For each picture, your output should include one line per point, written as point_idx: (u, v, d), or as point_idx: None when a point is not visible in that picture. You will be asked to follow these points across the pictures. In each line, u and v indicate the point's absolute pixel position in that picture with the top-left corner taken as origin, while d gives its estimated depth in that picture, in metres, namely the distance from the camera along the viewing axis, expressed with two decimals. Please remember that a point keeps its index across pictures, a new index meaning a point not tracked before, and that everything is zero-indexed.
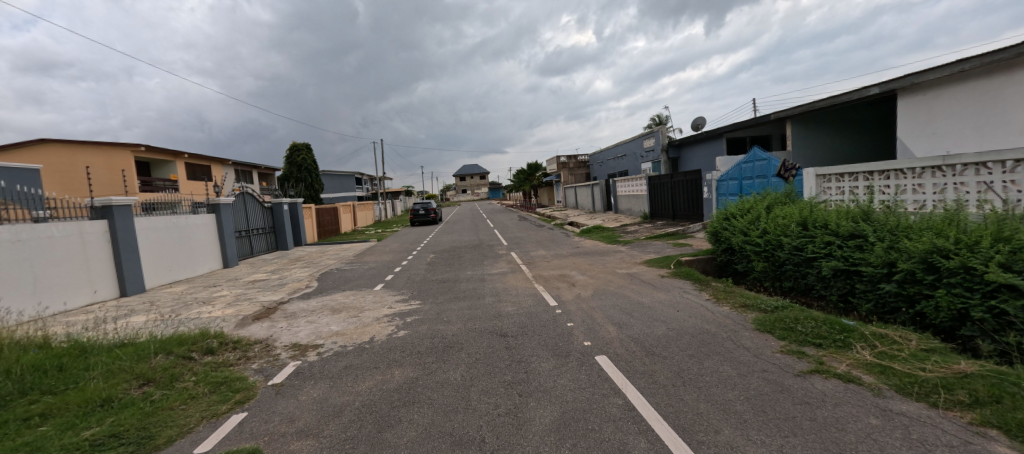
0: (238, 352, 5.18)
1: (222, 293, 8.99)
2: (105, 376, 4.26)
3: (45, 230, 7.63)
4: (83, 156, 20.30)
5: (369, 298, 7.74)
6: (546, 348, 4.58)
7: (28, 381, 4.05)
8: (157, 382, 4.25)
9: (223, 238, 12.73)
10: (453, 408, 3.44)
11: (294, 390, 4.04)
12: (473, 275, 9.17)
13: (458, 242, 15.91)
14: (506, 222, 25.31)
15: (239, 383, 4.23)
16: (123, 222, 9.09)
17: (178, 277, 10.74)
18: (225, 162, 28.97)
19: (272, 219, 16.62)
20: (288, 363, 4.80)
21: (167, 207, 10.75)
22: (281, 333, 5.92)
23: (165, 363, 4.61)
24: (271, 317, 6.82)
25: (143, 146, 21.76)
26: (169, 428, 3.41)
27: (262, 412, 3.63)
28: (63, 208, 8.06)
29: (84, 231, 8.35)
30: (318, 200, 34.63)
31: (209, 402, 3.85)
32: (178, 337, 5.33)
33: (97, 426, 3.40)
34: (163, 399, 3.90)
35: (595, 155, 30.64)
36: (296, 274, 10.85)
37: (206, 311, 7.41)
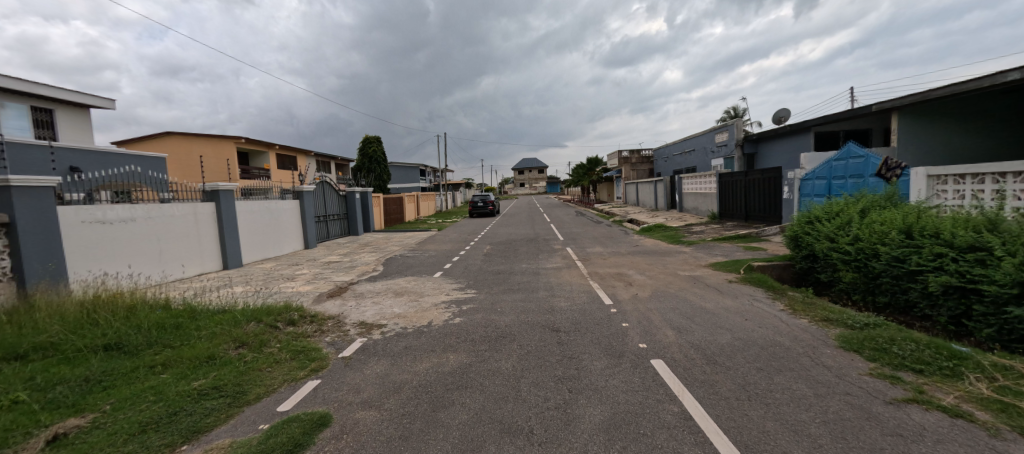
0: (315, 325, 5.59)
1: (302, 271, 9.76)
2: (209, 337, 4.78)
3: (168, 210, 8.69)
4: (195, 146, 22.85)
5: (429, 284, 8.01)
6: (599, 346, 4.48)
7: (152, 335, 4.72)
8: (249, 345, 4.69)
9: (305, 222, 13.76)
10: (505, 395, 3.49)
11: (361, 364, 4.29)
12: (527, 269, 9.20)
13: (515, 235, 15.97)
14: (564, 216, 25.14)
15: (315, 353, 4.56)
16: (228, 204, 10.10)
17: (268, 256, 11.80)
18: (309, 154, 31.09)
19: (346, 206, 17.73)
20: (356, 338, 5.11)
21: (261, 193, 11.77)
22: (350, 310, 6.33)
23: (256, 330, 5.06)
24: (342, 296, 7.30)
25: (244, 138, 23.91)
26: (258, 387, 3.76)
27: (333, 381, 3.90)
28: (183, 191, 9.17)
29: (198, 211, 9.39)
30: (385, 190, 36.35)
31: (289, 368, 4.20)
32: (267, 308, 5.85)
33: (203, 378, 3.87)
34: (254, 361, 4.30)
35: (660, 150, 29.50)
36: (364, 258, 11.52)
37: (288, 286, 8.10)
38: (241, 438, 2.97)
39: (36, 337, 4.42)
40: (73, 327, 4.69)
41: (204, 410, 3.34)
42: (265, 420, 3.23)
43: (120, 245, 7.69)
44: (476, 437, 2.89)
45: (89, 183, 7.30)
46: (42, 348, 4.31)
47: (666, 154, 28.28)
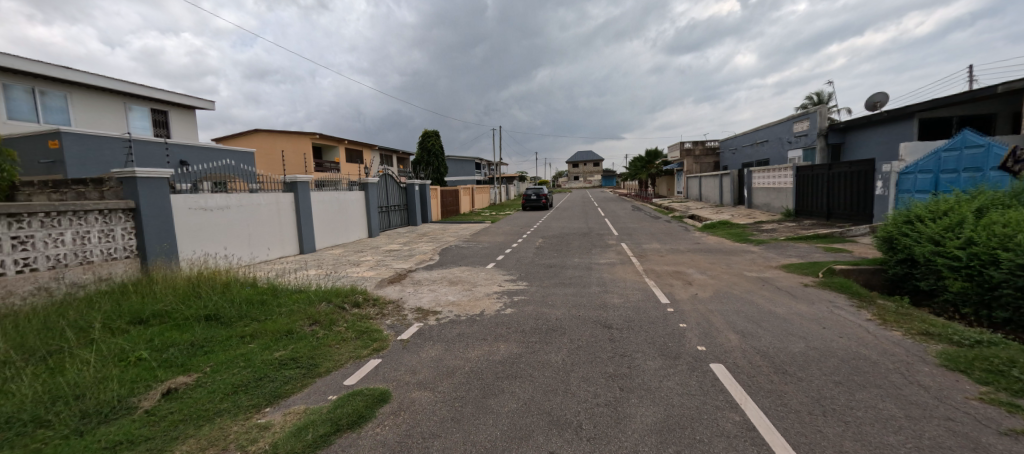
0: (377, 308, 5.90)
1: (365, 257, 10.30)
2: (288, 313, 5.24)
3: (257, 198, 9.57)
4: (277, 143, 24.89)
5: (482, 275, 8.14)
6: (653, 346, 4.33)
7: (244, 309, 5.25)
8: (320, 323, 5.06)
9: (369, 212, 14.45)
10: (554, 387, 3.49)
11: (417, 347, 4.47)
12: (580, 263, 9.08)
13: (568, 229, 15.82)
14: (620, 211, 24.55)
15: (377, 334, 4.84)
16: (304, 194, 10.91)
17: (337, 242, 12.58)
18: (373, 147, 32.56)
19: (406, 198, 18.42)
20: (414, 323, 5.32)
21: (332, 184, 12.54)
22: (409, 296, 6.60)
23: (327, 309, 5.45)
24: (401, 282, 7.62)
25: (318, 133, 25.60)
26: (328, 361, 4.12)
27: (392, 362, 4.11)
28: (268, 182, 10.06)
29: (280, 200, 10.25)
30: (442, 183, 37.33)
31: (354, 346, 4.50)
32: (335, 289, 6.25)
33: (282, 349, 4.32)
34: (324, 337, 4.68)
35: (727, 141, 28.02)
36: (422, 248, 11.93)
37: (354, 271, 8.59)
38: (314, 406, 3.32)
39: (155, 305, 5.16)
40: (182, 298, 5.39)
41: (284, 378, 3.76)
42: (333, 392, 3.55)
43: (218, 230, 8.54)
44: (525, 426, 2.94)
45: (196, 175, 8.37)
46: (159, 315, 5.02)
47: (735, 145, 26.61)
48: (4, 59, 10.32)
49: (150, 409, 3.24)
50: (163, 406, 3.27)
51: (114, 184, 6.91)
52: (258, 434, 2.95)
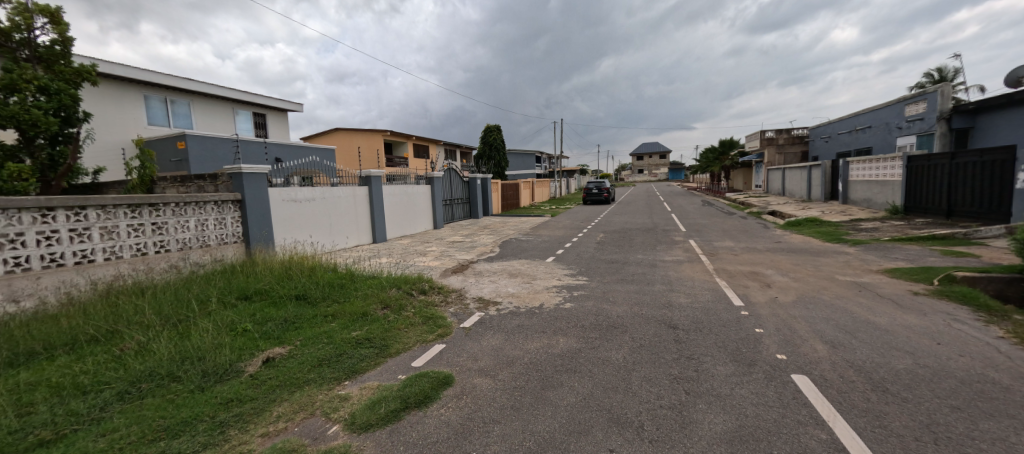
0: (441, 296, 6.12)
1: (431, 248, 10.69)
2: (364, 297, 5.64)
3: (337, 191, 10.32)
4: (354, 140, 26.62)
5: (541, 268, 8.12)
6: (724, 350, 4.07)
7: (327, 291, 5.73)
8: (391, 307, 5.38)
9: (434, 205, 14.94)
10: (613, 383, 3.43)
11: (479, 335, 4.60)
12: (643, 260, 8.76)
13: (630, 224, 15.31)
14: (688, 206, 23.37)
15: (441, 320, 5.05)
16: (378, 188, 11.56)
17: (405, 233, 13.18)
18: (438, 142, 33.60)
19: (468, 191, 18.84)
20: (475, 312, 5.44)
21: (401, 178, 13.13)
22: (470, 286, 6.76)
23: (397, 295, 5.76)
24: (464, 272, 7.82)
25: (390, 131, 26.95)
26: (397, 343, 4.42)
27: (455, 349, 4.26)
28: (346, 177, 10.77)
29: (357, 193, 10.95)
30: (503, 176, 37.74)
31: (421, 330, 4.76)
32: (404, 277, 6.55)
33: (358, 330, 4.71)
34: (394, 320, 5.00)
35: (817, 128, 25.78)
36: (483, 240, 12.15)
37: (421, 260, 8.93)
38: (385, 384, 3.60)
39: (256, 283, 5.78)
40: (278, 277, 5.97)
41: (360, 356, 4.11)
42: (402, 372, 3.81)
43: (304, 221, 9.29)
44: (583, 421, 2.91)
45: (288, 170, 9.12)
46: (260, 292, 5.62)
47: (828, 133, 24.27)
48: (143, 74, 12.23)
49: (254, 374, 3.72)
50: (263, 372, 3.74)
51: (224, 179, 7.71)
52: (338, 405, 3.28)
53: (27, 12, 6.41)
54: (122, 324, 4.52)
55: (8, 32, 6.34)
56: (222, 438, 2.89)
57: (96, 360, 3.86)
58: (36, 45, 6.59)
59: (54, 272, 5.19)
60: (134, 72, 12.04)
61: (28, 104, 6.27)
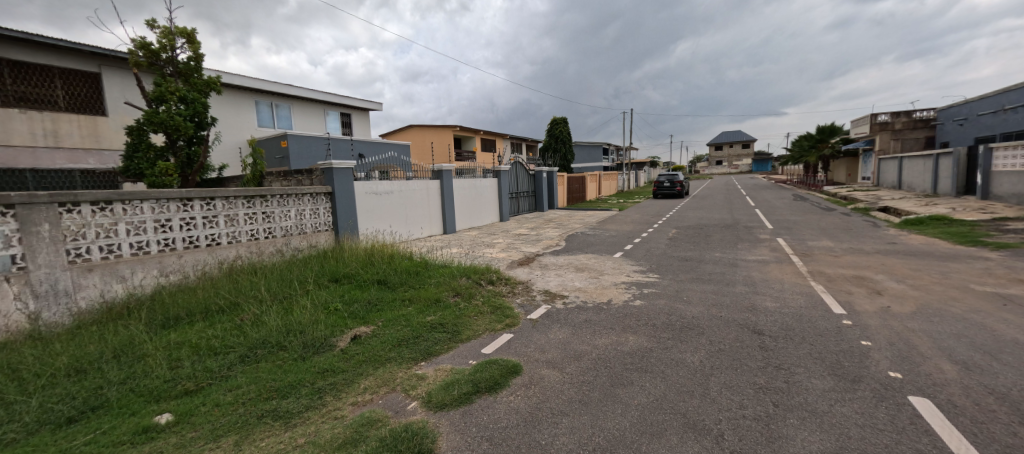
0: (508, 287, 6.19)
1: (497, 239, 10.85)
2: (436, 284, 5.91)
3: (413, 185, 10.82)
4: (427, 136, 27.84)
5: (609, 263, 7.91)
6: (819, 361, 3.67)
7: (404, 277, 6.07)
8: (462, 295, 5.60)
9: (501, 198, 15.13)
10: (688, 388, 3.24)
11: (546, 328, 4.60)
12: (722, 258, 8.21)
13: (707, 220, 14.40)
14: (774, 200, 21.50)
15: (509, 311, 5.12)
16: (449, 181, 11.95)
17: (473, 225, 13.51)
18: (505, 136, 33.95)
19: (534, 184, 18.85)
20: (542, 304, 5.44)
21: (470, 172, 13.45)
22: (537, 279, 6.76)
23: (467, 284, 5.94)
24: (530, 265, 7.85)
25: (459, 126, 27.70)
26: (468, 330, 4.58)
27: (522, 340, 4.30)
28: (420, 171, 11.25)
29: (430, 187, 11.40)
30: (569, 169, 37.29)
31: (490, 319, 4.88)
32: (472, 267, 6.71)
33: (433, 315, 4.95)
34: (465, 308, 5.19)
35: (948, 109, 22.69)
36: (549, 233, 12.09)
37: (488, 252, 9.08)
38: (458, 367, 3.75)
39: (344, 267, 6.25)
40: (362, 263, 6.39)
41: (435, 339, 4.33)
42: (473, 358, 3.95)
43: (384, 213, 9.86)
44: (655, 422, 2.81)
45: (369, 165, 9.70)
46: (348, 276, 6.09)
47: (964, 114, 21.23)
48: (255, 83, 13.68)
49: (344, 349, 4.12)
50: (353, 347, 4.13)
51: (318, 174, 8.38)
52: (416, 383, 3.50)
53: (171, 35, 7.38)
54: (242, 297, 5.17)
55: (158, 52, 7.35)
56: (321, 402, 3.25)
57: (224, 326, 4.52)
58: (178, 62, 7.57)
59: (193, 252, 6.05)
60: (245, 80, 13.45)
61: (173, 112, 7.25)
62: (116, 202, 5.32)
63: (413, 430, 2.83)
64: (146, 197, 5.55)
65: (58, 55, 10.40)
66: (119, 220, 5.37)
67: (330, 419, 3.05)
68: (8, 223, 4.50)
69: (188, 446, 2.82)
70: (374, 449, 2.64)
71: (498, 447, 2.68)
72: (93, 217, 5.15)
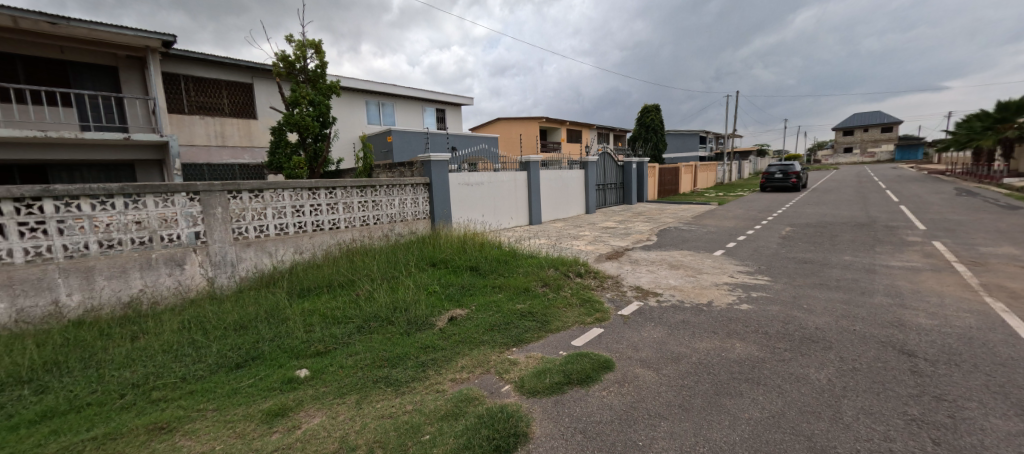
0: (597, 280, 6.04)
1: (584, 232, 10.65)
2: (524, 274, 5.95)
3: (501, 176, 11.02)
4: (512, 128, 28.25)
5: (709, 262, 7.34)
6: (994, 395, 3.01)
7: (494, 265, 6.21)
8: (550, 286, 5.58)
9: (587, 190, 14.82)
10: (814, 411, 2.85)
11: (638, 325, 4.41)
12: (850, 263, 7.17)
13: (831, 218, 12.65)
14: (919, 196, 18.26)
15: (599, 305, 4.99)
16: (535, 173, 11.96)
17: (559, 217, 13.43)
18: (592, 127, 33.19)
19: (622, 176, 18.20)
20: (633, 300, 5.24)
21: (556, 163, 13.35)
22: (627, 274, 6.51)
23: (555, 275, 5.90)
24: (619, 259, 7.59)
25: (544, 117, 27.69)
26: (557, 321, 4.54)
27: (613, 335, 4.17)
28: (507, 163, 11.41)
29: (517, 178, 11.51)
30: (660, 160, 35.36)
31: (579, 312, 4.80)
32: (559, 258, 6.64)
33: (523, 303, 5.01)
34: (554, 299, 5.17)
35: None
36: (639, 227, 11.59)
37: (575, 244, 8.96)
38: (549, 356, 3.75)
39: (438, 253, 6.60)
40: (456, 250, 6.67)
41: (525, 327, 4.36)
42: (564, 349, 3.92)
43: (474, 203, 10.18)
44: (771, 441, 2.56)
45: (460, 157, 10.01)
46: (443, 261, 6.42)
47: None
48: (361, 83, 14.93)
49: (442, 328, 4.34)
50: (450, 328, 4.34)
51: (418, 165, 8.86)
52: (509, 367, 3.56)
53: (304, 47, 8.30)
54: (357, 274, 5.69)
55: (294, 63, 8.26)
56: (425, 375, 3.46)
57: (343, 299, 5.05)
58: (309, 70, 8.44)
59: (320, 234, 6.74)
60: (356, 82, 14.78)
61: (304, 114, 8.25)
62: (266, 189, 6.11)
63: (508, 412, 2.90)
64: (287, 186, 6.29)
65: (220, 68, 12.37)
66: (267, 205, 6.14)
67: (433, 392, 3.23)
68: (196, 206, 5.48)
69: (321, 399, 3.17)
70: (472, 426, 2.75)
71: (592, 441, 2.64)
72: (249, 202, 5.96)
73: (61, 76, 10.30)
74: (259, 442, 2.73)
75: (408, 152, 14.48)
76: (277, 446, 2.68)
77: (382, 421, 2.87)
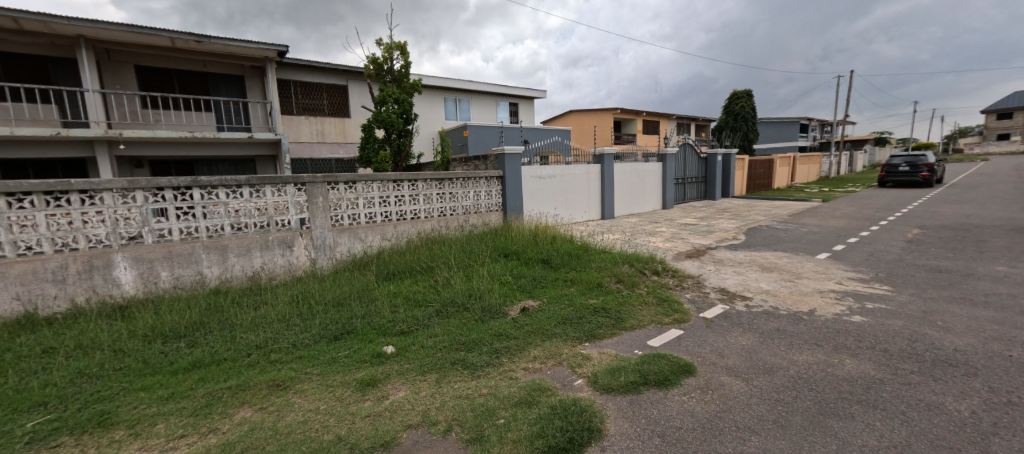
0: (675, 279, 5.85)
1: (661, 228, 10.27)
2: (597, 269, 5.93)
3: (574, 169, 10.97)
4: (586, 119, 27.87)
5: (809, 265, 6.70)
6: None
7: (566, 259, 6.26)
8: (625, 282, 5.51)
9: (666, 183, 14.20)
10: (951, 448, 2.53)
11: (724, 329, 4.24)
12: (996, 273, 6.09)
13: (974, 219, 10.72)
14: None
15: (678, 305, 4.86)
16: (609, 166, 11.72)
17: (633, 212, 13.07)
18: (672, 116, 31.56)
19: (705, 169, 17.20)
20: (717, 303, 5.01)
21: (632, 155, 12.97)
22: (709, 274, 6.21)
23: (629, 272, 5.82)
24: (701, 258, 7.26)
25: (620, 108, 26.95)
26: (632, 318, 4.50)
27: (695, 338, 4.06)
28: (581, 156, 11.31)
29: (590, 171, 11.39)
30: (752, 151, 31.97)
31: (656, 311, 4.70)
32: (635, 255, 6.50)
33: (595, 298, 5.02)
34: (628, 296, 5.11)
35: None
36: (724, 225, 10.91)
37: (651, 240, 8.70)
38: (624, 354, 3.74)
39: (511, 244, 6.78)
40: (528, 242, 6.81)
41: (597, 322, 4.38)
42: (639, 348, 3.88)
43: (546, 196, 10.27)
44: None
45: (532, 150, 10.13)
46: (515, 252, 6.59)
47: None
48: (440, 81, 15.64)
49: (514, 318, 4.50)
50: (522, 318, 4.48)
51: (493, 159, 9.11)
52: (582, 361, 3.61)
53: (391, 49, 8.88)
54: (435, 262, 6.05)
55: (381, 64, 8.86)
56: (499, 361, 3.63)
57: (423, 284, 5.41)
58: (394, 70, 9.00)
59: (403, 223, 7.23)
60: (435, 80, 15.51)
61: (391, 111, 8.84)
62: (358, 181, 6.69)
63: (581, 406, 2.96)
64: (375, 179, 6.84)
65: (322, 73, 13.62)
66: (358, 195, 6.73)
67: (507, 378, 3.38)
68: (302, 196, 6.18)
69: (406, 374, 3.46)
70: (545, 416, 2.85)
71: (673, 446, 2.61)
72: (344, 192, 6.58)
73: (203, 85, 12.05)
74: (354, 407, 3.05)
75: (481, 145, 14.89)
76: (369, 412, 2.98)
77: (460, 401, 3.08)
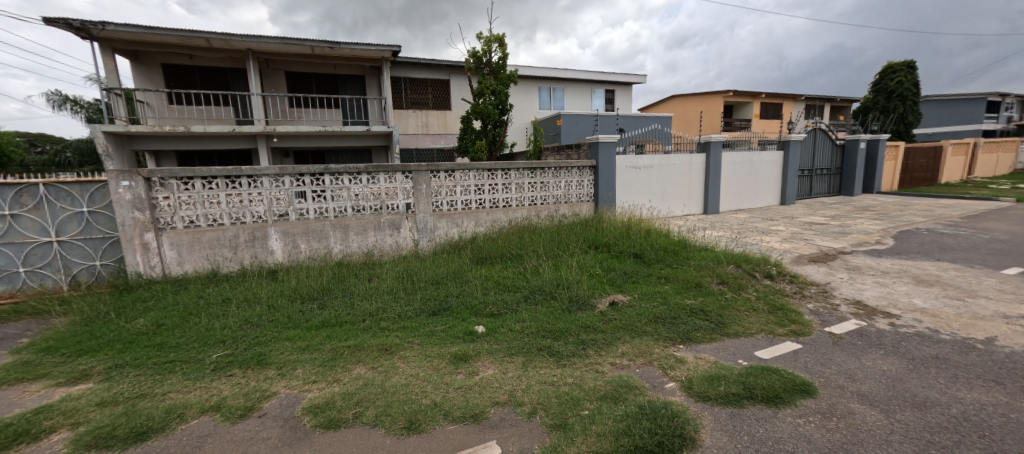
0: (795, 286, 5.34)
1: (779, 227, 9.34)
2: (696, 267, 5.65)
3: (675, 160, 10.43)
4: (691, 105, 26.13)
5: (986, 282, 5.57)
6: None
7: (660, 255, 6.05)
8: (728, 284, 5.19)
9: (785, 175, 12.78)
10: None
11: (856, 349, 3.80)
12: None
13: None
14: None
15: (795, 315, 4.45)
16: (716, 156, 10.90)
17: (742, 207, 12.05)
18: (798, 98, 28.04)
19: (842, 159, 15.20)
20: (850, 318, 4.48)
21: (744, 144, 11.93)
22: (841, 283, 5.54)
23: (736, 273, 5.45)
24: (829, 263, 6.51)
25: (732, 91, 24.80)
26: (737, 325, 4.23)
27: (819, 355, 3.70)
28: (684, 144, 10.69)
29: (693, 161, 10.74)
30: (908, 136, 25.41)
31: (767, 320, 4.36)
32: (745, 255, 6.04)
33: (694, 298, 4.81)
34: (733, 300, 4.80)
35: None
36: (863, 226, 9.54)
37: (764, 240, 8.00)
38: (724, 362, 3.56)
39: (602, 237, 6.71)
40: (621, 235, 6.69)
41: (695, 325, 4.21)
42: (744, 358, 3.65)
43: (643, 187, 9.95)
44: None
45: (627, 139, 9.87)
46: (604, 245, 6.53)
47: None
48: (538, 71, 15.82)
49: (602, 311, 4.50)
50: (610, 312, 4.46)
51: (586, 148, 9.03)
52: (675, 364, 3.52)
53: (491, 41, 9.21)
54: (524, 250, 6.24)
55: (481, 57, 9.23)
56: (585, 352, 3.69)
57: (513, 271, 5.62)
58: (493, 63, 9.30)
59: (494, 212, 7.53)
60: (534, 70, 15.74)
61: (487, 103, 9.21)
62: (457, 170, 7.12)
63: (672, 411, 2.90)
64: (471, 168, 7.20)
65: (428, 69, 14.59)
66: (457, 183, 7.16)
67: (592, 371, 3.43)
68: (409, 183, 6.75)
69: (495, 354, 3.68)
70: (633, 415, 2.85)
71: None
72: (444, 180, 7.05)
73: (334, 85, 13.64)
74: (448, 378, 3.34)
75: (575, 134, 14.81)
76: (461, 384, 3.24)
77: (545, 387, 3.21)
